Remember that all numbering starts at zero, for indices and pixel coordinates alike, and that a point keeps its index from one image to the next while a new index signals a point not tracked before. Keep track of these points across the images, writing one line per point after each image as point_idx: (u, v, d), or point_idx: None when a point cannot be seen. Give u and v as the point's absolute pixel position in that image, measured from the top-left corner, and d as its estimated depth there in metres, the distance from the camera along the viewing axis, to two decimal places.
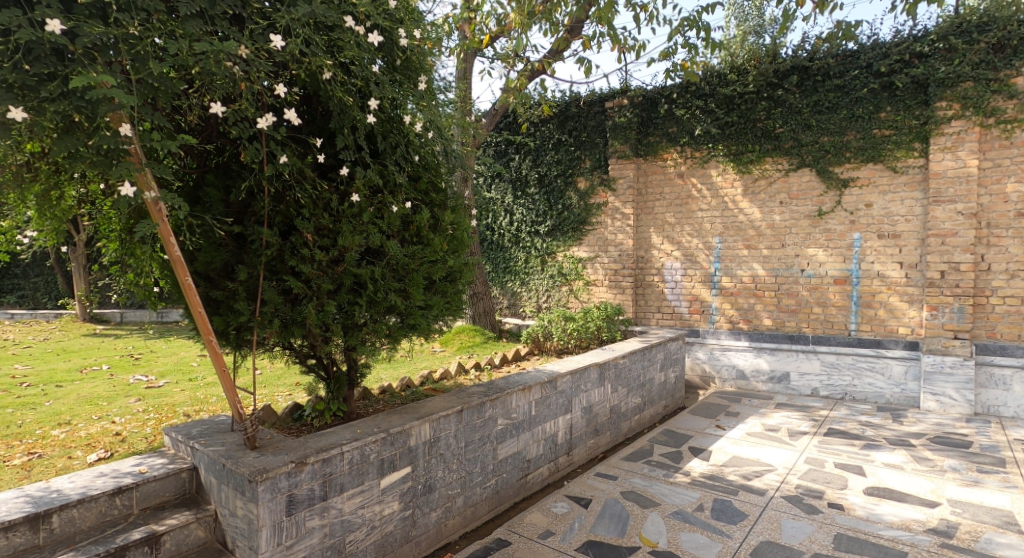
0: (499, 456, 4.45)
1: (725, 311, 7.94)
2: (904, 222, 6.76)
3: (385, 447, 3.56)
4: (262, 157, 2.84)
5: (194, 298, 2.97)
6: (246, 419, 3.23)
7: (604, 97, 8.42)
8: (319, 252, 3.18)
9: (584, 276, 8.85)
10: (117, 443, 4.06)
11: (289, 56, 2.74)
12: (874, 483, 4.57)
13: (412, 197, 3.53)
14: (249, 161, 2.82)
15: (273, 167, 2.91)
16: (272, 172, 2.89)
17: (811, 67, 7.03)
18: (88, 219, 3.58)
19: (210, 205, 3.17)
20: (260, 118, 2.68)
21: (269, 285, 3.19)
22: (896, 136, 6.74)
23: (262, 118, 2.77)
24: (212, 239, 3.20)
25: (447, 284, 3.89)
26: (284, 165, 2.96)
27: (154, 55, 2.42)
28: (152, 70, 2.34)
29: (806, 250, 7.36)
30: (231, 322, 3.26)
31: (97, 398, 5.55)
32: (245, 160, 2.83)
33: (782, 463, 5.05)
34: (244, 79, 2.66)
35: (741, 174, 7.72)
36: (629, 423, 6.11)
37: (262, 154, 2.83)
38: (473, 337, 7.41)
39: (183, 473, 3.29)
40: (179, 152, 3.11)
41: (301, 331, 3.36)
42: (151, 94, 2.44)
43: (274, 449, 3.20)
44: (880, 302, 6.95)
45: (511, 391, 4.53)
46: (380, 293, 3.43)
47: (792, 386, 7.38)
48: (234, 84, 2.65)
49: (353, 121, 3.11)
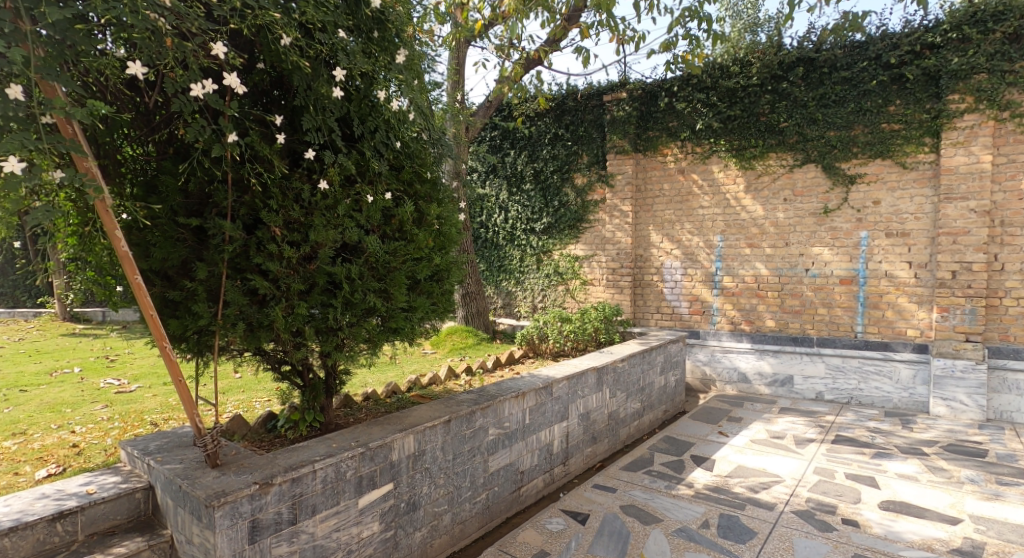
0: (490, 469, 4.14)
1: (727, 312, 7.65)
2: (913, 220, 6.50)
3: (364, 462, 3.24)
4: (208, 136, 2.50)
5: (146, 299, 2.69)
6: (206, 434, 2.91)
7: (602, 90, 8.12)
8: (288, 248, 2.89)
9: (580, 275, 8.57)
10: (71, 458, 3.76)
11: (231, 11, 2.41)
12: (889, 496, 4.27)
13: (394, 187, 3.22)
14: (192, 140, 2.47)
15: (221, 146, 2.56)
16: (221, 153, 2.54)
17: (817, 58, 6.75)
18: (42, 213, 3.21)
19: (167, 196, 2.87)
20: (193, 83, 2.33)
21: (232, 286, 2.88)
22: (906, 130, 6.47)
23: (203, 85, 2.43)
24: (167, 233, 2.88)
25: (433, 283, 3.57)
26: (235, 144, 2.62)
27: (60, 4, 2.11)
28: (52, 19, 2.04)
29: (811, 249, 7.09)
30: (190, 326, 2.94)
31: (61, 405, 5.22)
32: (188, 139, 2.49)
33: (789, 473, 4.77)
34: (170, 34, 2.32)
35: (743, 171, 7.44)
36: (627, 430, 5.82)
37: (208, 134, 2.49)
38: (466, 339, 7.11)
39: (137, 493, 3.01)
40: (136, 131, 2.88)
41: (269, 336, 3.05)
42: (58, 53, 2.15)
43: (238, 467, 2.89)
44: (888, 303, 6.67)
45: (504, 399, 4.22)
46: (357, 293, 3.11)
47: (795, 390, 7.12)
48: (159, 40, 2.31)
49: (321, 97, 2.81)
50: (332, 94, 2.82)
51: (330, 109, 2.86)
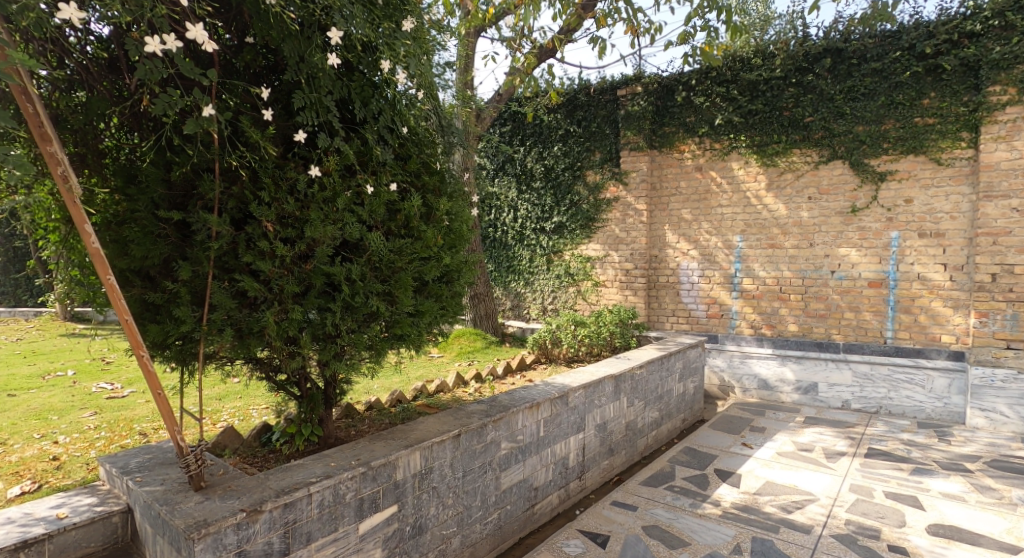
0: (502, 486, 3.83)
1: (747, 316, 7.33)
2: (948, 220, 6.14)
3: (365, 483, 2.93)
4: (179, 108, 2.23)
5: (120, 302, 2.38)
6: (190, 452, 2.62)
7: (616, 84, 7.80)
8: (281, 246, 2.60)
9: (592, 277, 8.25)
10: (50, 472, 3.50)
11: None
12: (936, 519, 3.92)
13: (399, 178, 2.93)
14: (160, 114, 2.20)
15: (195, 121, 2.29)
16: (194, 129, 2.26)
17: (846, 49, 6.41)
18: (25, 208, 2.95)
19: (147, 186, 2.59)
20: (150, 38, 2.06)
21: (218, 287, 2.59)
22: (941, 125, 6.12)
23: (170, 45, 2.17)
24: (147, 228, 2.58)
25: (442, 285, 3.26)
26: (212, 120, 2.35)
27: None
28: None
29: (837, 250, 6.74)
30: (172, 332, 2.64)
31: (48, 411, 4.96)
32: (156, 113, 2.23)
33: (823, 491, 4.43)
34: None
35: (765, 167, 7.11)
36: (646, 440, 5.49)
37: (178, 106, 2.22)
38: (474, 342, 6.80)
39: (114, 517, 2.73)
40: (118, 113, 2.62)
41: (260, 344, 2.75)
42: None
43: (225, 491, 2.60)
44: (921, 307, 6.32)
45: (517, 409, 3.91)
46: (358, 296, 2.81)
47: (820, 399, 6.75)
48: None
49: (316, 70, 2.52)
50: (329, 67, 2.53)
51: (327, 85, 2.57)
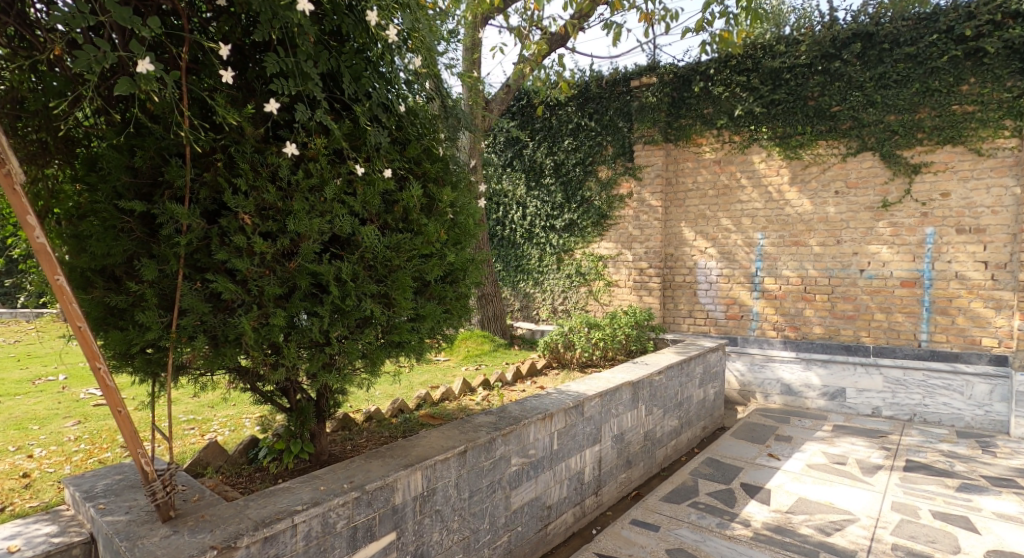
0: (512, 506, 3.49)
1: (769, 317, 6.96)
2: (990, 214, 5.75)
3: (359, 510, 2.61)
4: (108, 62, 1.94)
5: (73, 308, 2.06)
6: (157, 479, 2.30)
7: (629, 75, 7.44)
8: (260, 242, 2.28)
9: (605, 276, 7.90)
10: (18, 491, 3.20)
11: None
12: (995, 545, 3.57)
13: (396, 164, 2.60)
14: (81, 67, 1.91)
15: (130, 81, 2.01)
16: (126, 89, 1.96)
17: (876, 33, 6.01)
18: None
19: (110, 174, 2.28)
20: None
21: (189, 289, 2.27)
22: (982, 112, 5.71)
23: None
24: (108, 221, 2.26)
25: (445, 286, 2.92)
26: (153, 82, 2.06)
27: None
28: None
29: (867, 247, 6.35)
30: (136, 341, 2.31)
31: (29, 420, 4.66)
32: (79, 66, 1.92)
33: (862, 510, 4.06)
34: None
35: (788, 161, 6.72)
36: (665, 451, 5.13)
37: (105, 59, 1.93)
38: (482, 345, 6.44)
39: (74, 549, 2.41)
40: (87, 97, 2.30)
41: (238, 353, 2.42)
42: None
43: (196, 523, 2.30)
44: (958, 308, 5.94)
45: (529, 421, 3.56)
46: (350, 298, 2.48)
47: (848, 405, 6.36)
48: None
49: (291, 27, 2.18)
50: (309, 27, 2.21)
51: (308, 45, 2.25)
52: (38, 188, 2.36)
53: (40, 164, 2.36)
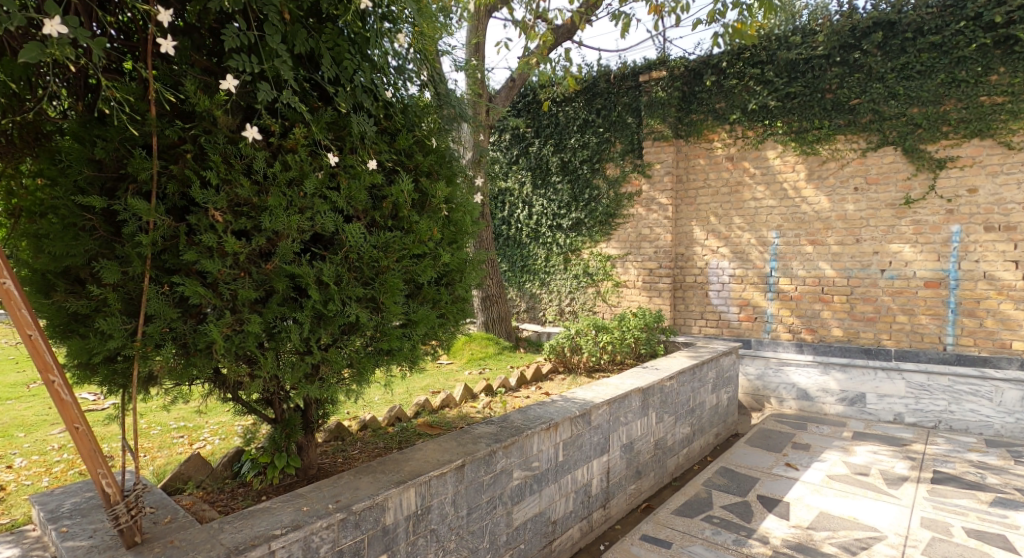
0: (514, 523, 3.27)
1: (784, 319, 6.71)
2: (1020, 211, 5.46)
3: (345, 532, 2.41)
4: (13, 24, 1.72)
5: (22, 314, 1.86)
6: (121, 501, 2.10)
7: (638, 70, 7.20)
8: (233, 241, 2.08)
9: (613, 277, 7.66)
10: None
11: None
12: None
13: (384, 156, 2.40)
14: None
15: (40, 46, 1.78)
16: (32, 55, 1.75)
17: (899, 22, 5.74)
18: None
19: (70, 167, 2.07)
20: None
21: (155, 294, 2.07)
22: (1013, 103, 5.42)
23: None
24: (68, 220, 2.06)
25: (439, 289, 2.70)
26: (69, 47, 1.83)
27: None
28: None
29: (888, 246, 6.08)
30: (98, 350, 2.12)
31: (16, 426, 4.49)
32: None
33: (890, 526, 3.81)
34: None
35: (804, 156, 6.45)
36: (676, 460, 4.89)
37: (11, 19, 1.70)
38: (486, 348, 6.25)
39: None
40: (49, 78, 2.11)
41: (211, 363, 2.22)
42: None
43: (164, 550, 2.11)
44: (986, 310, 5.66)
45: (532, 432, 3.33)
46: (334, 303, 2.28)
47: (869, 411, 5.97)
48: None
49: None
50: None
51: (281, 23, 2.06)
52: (9, 185, 2.20)
53: (8, 159, 2.19)
